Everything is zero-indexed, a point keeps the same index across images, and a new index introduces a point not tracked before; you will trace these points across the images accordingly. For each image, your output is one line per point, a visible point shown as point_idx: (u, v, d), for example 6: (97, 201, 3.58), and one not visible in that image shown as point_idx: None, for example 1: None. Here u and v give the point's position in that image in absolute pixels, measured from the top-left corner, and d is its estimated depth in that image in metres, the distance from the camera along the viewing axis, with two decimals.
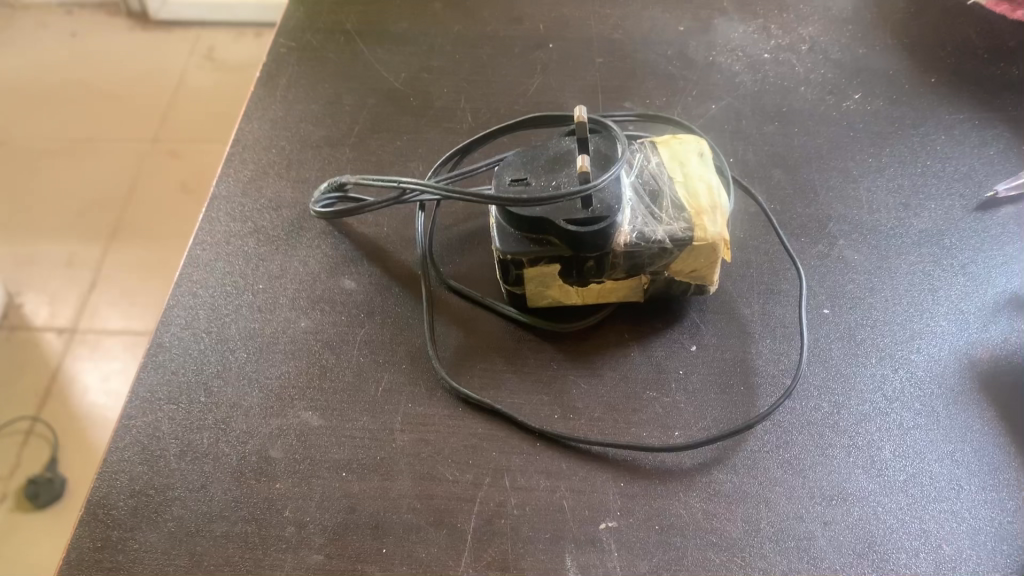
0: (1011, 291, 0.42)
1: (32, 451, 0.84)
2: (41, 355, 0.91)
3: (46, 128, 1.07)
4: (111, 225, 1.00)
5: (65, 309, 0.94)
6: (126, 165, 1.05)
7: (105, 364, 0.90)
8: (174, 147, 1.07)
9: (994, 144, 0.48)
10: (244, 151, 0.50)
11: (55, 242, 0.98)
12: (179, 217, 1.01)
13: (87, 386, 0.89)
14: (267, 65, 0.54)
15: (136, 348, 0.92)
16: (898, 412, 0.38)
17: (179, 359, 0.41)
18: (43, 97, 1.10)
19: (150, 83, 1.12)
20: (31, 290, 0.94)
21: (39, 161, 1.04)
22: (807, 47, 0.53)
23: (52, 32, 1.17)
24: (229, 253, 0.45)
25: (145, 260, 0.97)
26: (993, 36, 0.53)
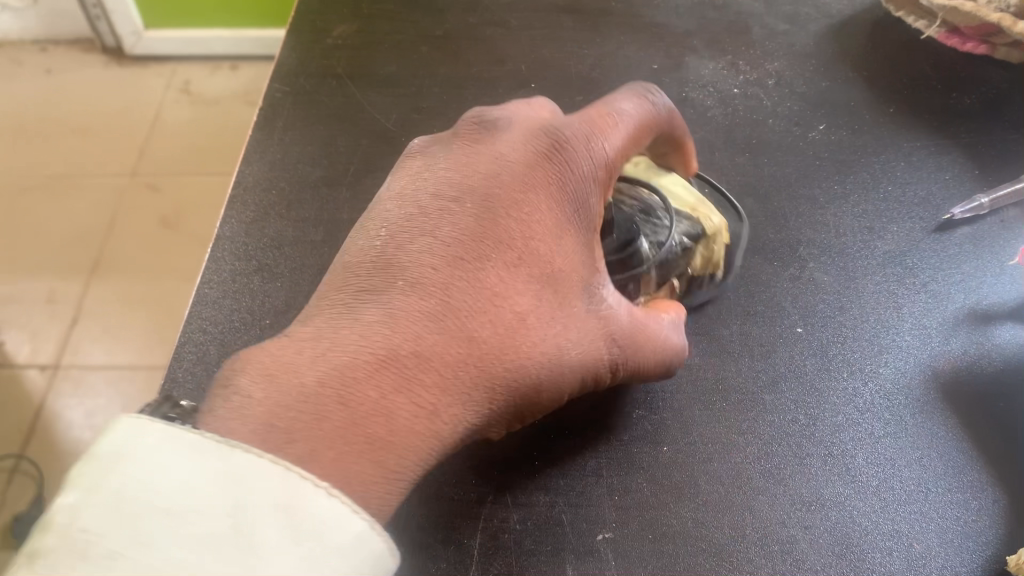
0: (969, 306, 0.45)
1: (19, 489, 0.87)
2: (27, 390, 0.95)
3: (25, 164, 1.12)
4: (93, 260, 1.05)
5: (47, 347, 0.98)
6: (107, 199, 1.10)
7: (89, 401, 0.94)
8: (155, 180, 1.12)
9: (949, 169, 0.51)
10: (245, 194, 0.52)
11: (35, 279, 1.03)
12: (161, 252, 1.06)
13: (72, 421, 0.93)
14: (262, 110, 0.57)
15: (119, 381, 0.96)
16: (870, 422, 0.41)
17: (192, 394, 0.43)
18: (22, 134, 1.15)
19: (128, 118, 1.18)
20: (13, 329, 0.99)
21: (16, 196, 1.09)
22: (773, 81, 0.57)
23: (26, 67, 1.21)
24: (236, 290, 0.48)
25: (126, 293, 1.02)
26: (946, 67, 0.57)
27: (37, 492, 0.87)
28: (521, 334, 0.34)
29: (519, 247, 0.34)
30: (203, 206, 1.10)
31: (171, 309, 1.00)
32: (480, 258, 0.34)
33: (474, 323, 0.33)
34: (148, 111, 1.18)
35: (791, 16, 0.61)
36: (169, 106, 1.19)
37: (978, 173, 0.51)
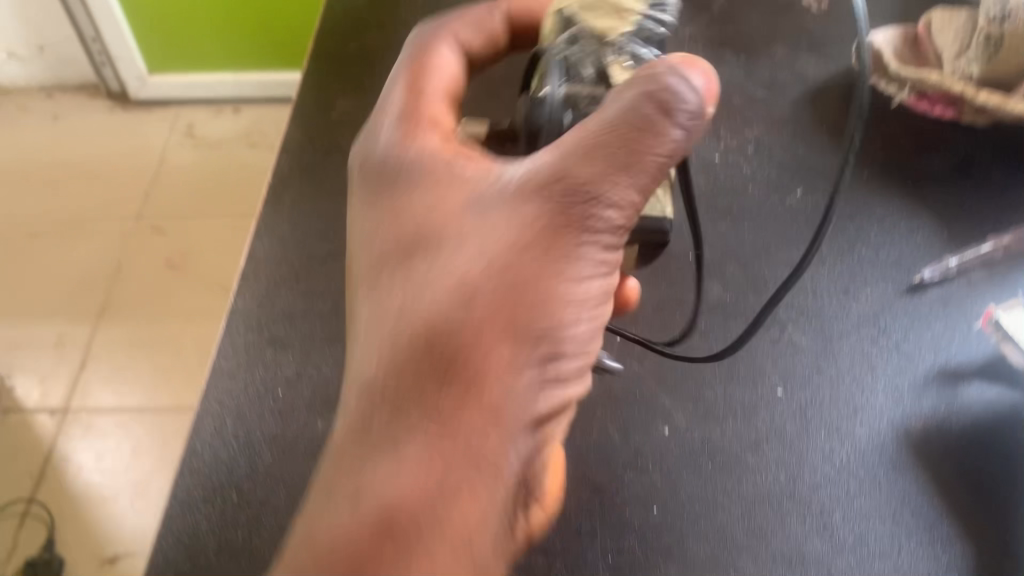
0: (938, 366, 0.48)
1: (29, 534, 0.96)
2: (36, 435, 1.04)
3: (37, 216, 1.25)
4: (100, 304, 1.15)
5: (57, 391, 1.07)
6: (114, 243, 1.22)
7: (97, 443, 1.03)
8: (159, 223, 1.24)
9: (919, 231, 0.55)
10: (257, 267, 0.55)
11: (47, 324, 1.14)
12: (167, 294, 1.16)
13: (82, 464, 1.01)
14: (271, 183, 0.60)
15: (126, 424, 1.04)
16: (846, 480, 0.44)
17: (212, 465, 0.46)
18: (36, 186, 1.29)
19: (135, 164, 1.32)
20: (23, 373, 1.09)
21: (28, 244, 1.22)
22: (753, 148, 0.60)
23: (37, 122, 1.38)
24: (249, 362, 0.51)
25: (131, 334, 1.12)
26: (917, 132, 0.60)
27: (51, 534, 0.96)
28: (454, 283, 0.35)
29: (444, 321, 0.34)
30: (206, 251, 1.21)
31: (176, 351, 1.10)
32: (405, 341, 0.35)
33: (404, 327, 0.35)
34: (152, 157, 1.33)
35: (770, 83, 0.64)
36: (173, 146, 1.35)
37: (947, 236, 0.54)
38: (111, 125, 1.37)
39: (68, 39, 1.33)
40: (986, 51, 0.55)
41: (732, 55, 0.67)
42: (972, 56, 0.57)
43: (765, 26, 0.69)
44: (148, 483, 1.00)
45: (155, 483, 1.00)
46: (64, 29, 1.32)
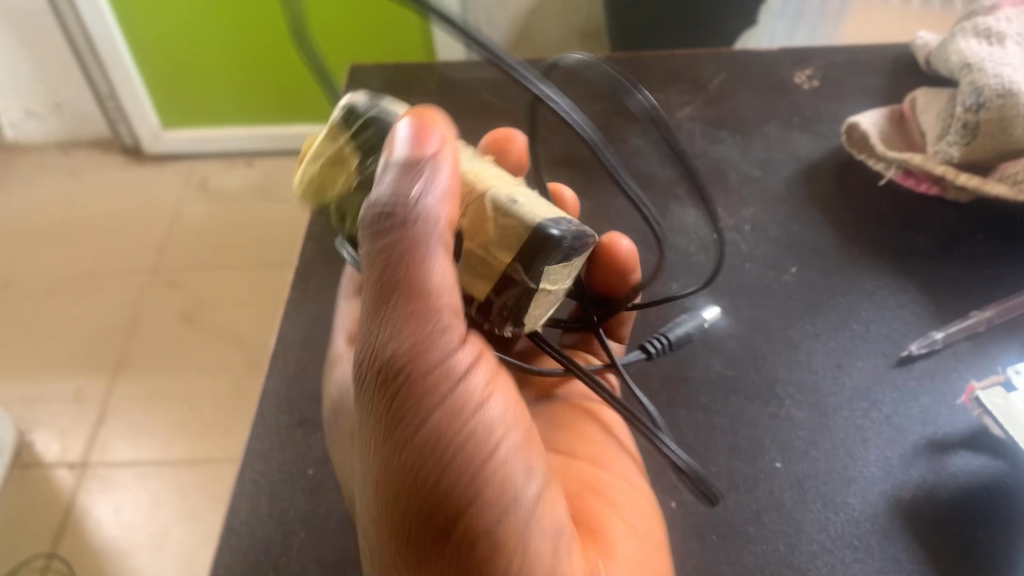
0: (927, 437, 0.51)
1: None
2: (55, 490, 1.06)
3: (55, 272, 1.29)
4: (117, 359, 1.19)
5: (75, 446, 1.10)
6: (130, 297, 1.26)
7: (116, 497, 1.05)
8: (175, 279, 1.29)
9: (908, 306, 0.58)
10: (286, 351, 0.59)
11: (67, 379, 1.17)
12: (183, 349, 1.20)
13: (100, 517, 1.03)
14: (298, 269, 0.64)
15: (143, 478, 1.07)
16: (842, 549, 0.47)
17: (249, 543, 0.49)
18: (55, 240, 1.34)
19: (150, 217, 1.37)
20: (42, 429, 1.11)
21: (45, 297, 1.26)
22: (750, 226, 0.64)
23: (53, 177, 1.43)
24: (281, 442, 0.54)
25: (148, 388, 1.15)
26: (904, 208, 0.64)
27: None
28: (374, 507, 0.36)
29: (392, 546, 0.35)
30: (221, 307, 1.25)
31: (193, 405, 1.13)
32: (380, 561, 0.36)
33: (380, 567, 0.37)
34: (166, 212, 1.38)
35: (764, 162, 0.68)
36: (188, 202, 1.39)
37: (934, 309, 0.58)
38: (128, 180, 1.43)
39: (84, 96, 1.39)
40: (963, 137, 0.59)
41: (728, 135, 0.71)
42: (951, 140, 0.60)
43: (759, 106, 0.73)
44: (167, 535, 1.02)
45: (174, 535, 1.02)
46: (80, 87, 1.37)
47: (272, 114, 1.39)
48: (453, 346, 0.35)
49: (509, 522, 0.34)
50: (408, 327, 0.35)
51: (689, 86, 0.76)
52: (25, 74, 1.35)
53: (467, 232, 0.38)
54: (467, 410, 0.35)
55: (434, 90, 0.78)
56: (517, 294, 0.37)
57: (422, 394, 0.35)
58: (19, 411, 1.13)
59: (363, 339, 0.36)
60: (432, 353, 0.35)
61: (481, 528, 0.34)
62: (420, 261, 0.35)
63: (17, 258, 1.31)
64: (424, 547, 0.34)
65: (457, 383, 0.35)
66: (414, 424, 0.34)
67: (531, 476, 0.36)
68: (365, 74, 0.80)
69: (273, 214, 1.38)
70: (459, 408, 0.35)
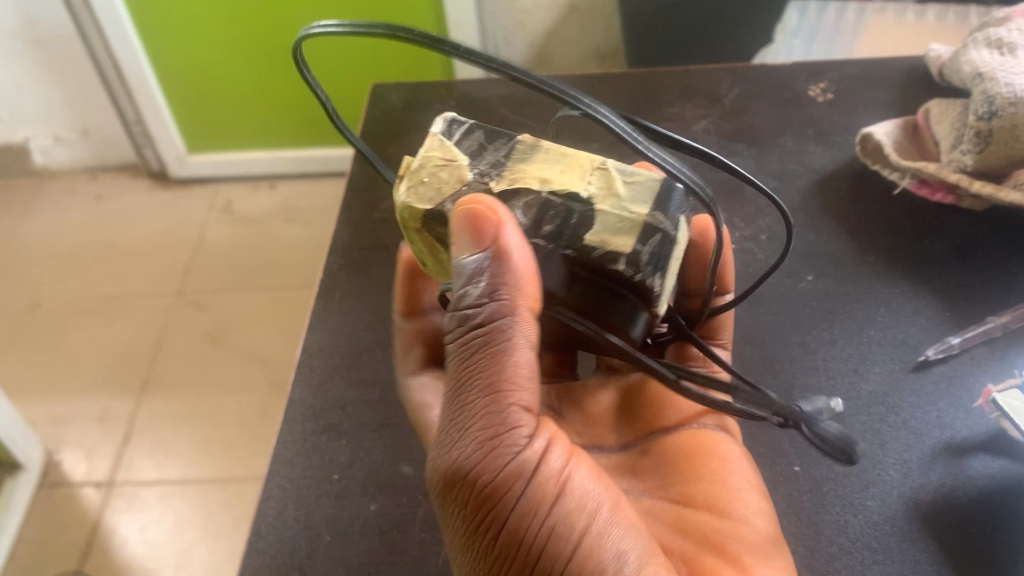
0: (945, 440, 0.52)
1: None
2: (82, 507, 1.07)
3: (82, 294, 1.32)
4: (143, 379, 1.21)
5: (101, 466, 1.11)
6: (156, 318, 1.28)
7: (141, 516, 1.06)
8: (199, 300, 1.31)
9: (924, 312, 0.59)
10: (311, 359, 0.60)
11: (94, 398, 1.19)
12: (208, 368, 1.22)
13: (126, 536, 1.04)
14: (322, 282, 0.65)
15: (168, 496, 1.08)
16: (861, 551, 0.47)
17: (276, 545, 0.51)
18: (81, 263, 1.36)
19: (176, 241, 1.40)
20: (70, 448, 1.13)
21: (72, 320, 1.28)
22: (766, 236, 0.65)
23: (81, 201, 1.46)
24: (307, 448, 0.55)
25: (173, 408, 1.17)
26: (918, 217, 0.65)
27: None
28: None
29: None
30: (244, 327, 1.27)
31: (217, 424, 1.15)
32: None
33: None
34: (192, 235, 1.40)
35: (780, 173, 0.69)
36: (212, 226, 1.42)
37: (950, 315, 0.58)
38: (154, 204, 1.45)
39: (112, 123, 1.42)
40: (976, 145, 0.60)
41: (744, 147, 0.72)
42: (965, 148, 0.61)
43: (774, 118, 0.75)
44: (191, 553, 1.03)
45: (198, 553, 1.03)
46: (108, 113, 1.40)
47: (293, 137, 1.41)
48: (525, 457, 0.37)
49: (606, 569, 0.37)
50: (479, 431, 0.38)
51: (704, 101, 0.77)
52: (55, 104, 1.38)
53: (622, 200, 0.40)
54: (541, 499, 0.37)
55: (454, 107, 0.80)
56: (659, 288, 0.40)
57: (496, 490, 0.37)
58: (47, 431, 1.15)
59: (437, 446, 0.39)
60: (500, 454, 0.37)
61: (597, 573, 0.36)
62: (496, 359, 0.38)
63: (44, 281, 1.34)
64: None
65: (546, 503, 0.37)
66: (503, 537, 0.37)
67: (615, 549, 0.37)
68: (386, 92, 0.82)
69: (295, 236, 1.40)
70: (535, 500, 0.37)
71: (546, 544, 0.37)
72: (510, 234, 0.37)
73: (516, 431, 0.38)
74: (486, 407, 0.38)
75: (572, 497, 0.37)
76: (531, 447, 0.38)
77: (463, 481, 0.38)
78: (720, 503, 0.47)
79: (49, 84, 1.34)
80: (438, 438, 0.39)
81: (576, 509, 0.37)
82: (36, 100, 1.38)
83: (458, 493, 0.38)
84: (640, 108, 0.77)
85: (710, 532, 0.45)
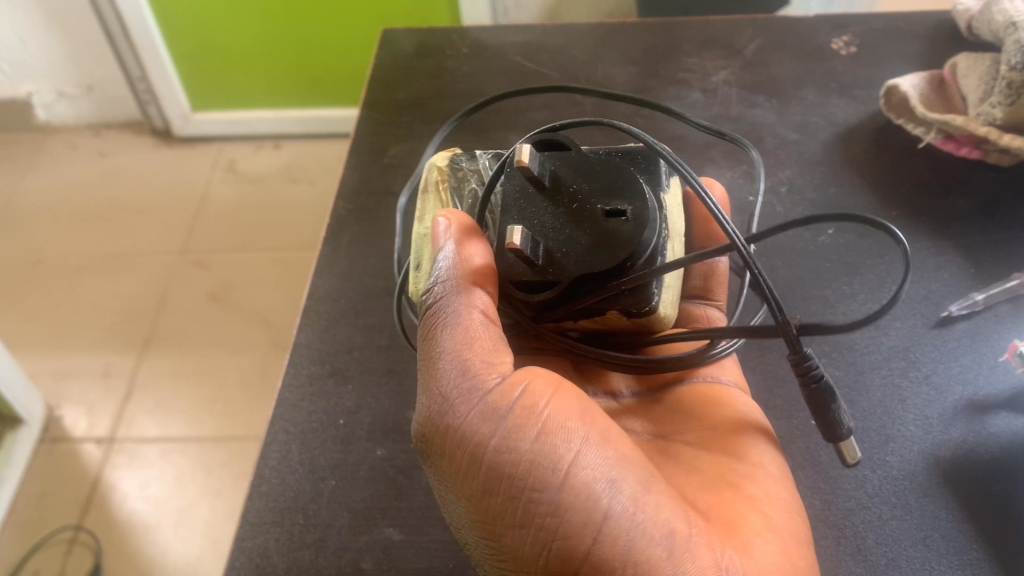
0: (966, 397, 0.50)
1: (77, 559, 0.98)
2: (82, 462, 1.07)
3: (83, 250, 1.30)
4: (145, 336, 1.20)
5: (103, 422, 1.11)
6: (159, 275, 1.27)
7: (143, 472, 1.06)
8: (203, 258, 1.29)
9: (947, 268, 0.57)
10: (318, 305, 0.59)
11: (94, 354, 1.18)
12: (211, 326, 1.21)
13: (127, 492, 1.04)
14: (329, 227, 0.64)
15: (170, 453, 1.07)
16: (878, 506, 0.46)
17: (278, 489, 0.49)
18: (82, 219, 1.35)
19: (180, 198, 1.38)
20: (70, 404, 1.12)
21: (74, 275, 1.27)
22: (786, 188, 0.63)
23: (84, 154, 1.45)
24: (312, 393, 0.54)
25: (174, 365, 1.16)
26: (944, 172, 0.63)
27: (97, 560, 0.98)
28: (487, 534, 0.37)
29: (519, 556, 0.36)
30: (247, 285, 1.26)
31: (220, 382, 1.14)
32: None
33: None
34: (196, 192, 1.39)
35: (802, 126, 0.68)
36: (216, 184, 1.40)
37: (974, 271, 0.57)
38: (159, 159, 1.44)
39: (115, 79, 1.39)
40: (1007, 97, 0.58)
41: (764, 99, 0.70)
42: (994, 101, 0.59)
43: (795, 71, 0.73)
44: (192, 510, 1.02)
45: (198, 510, 1.02)
46: (111, 70, 1.37)
47: (296, 96, 1.39)
48: (508, 415, 0.37)
49: (598, 518, 0.35)
50: (461, 388, 0.39)
51: (724, 52, 0.75)
52: (57, 60, 1.35)
53: (560, 185, 0.42)
54: (518, 440, 0.37)
55: (465, 53, 0.78)
56: (627, 219, 0.40)
57: (470, 445, 0.37)
58: (49, 387, 1.14)
59: (416, 414, 0.41)
60: (473, 402, 0.38)
61: (586, 522, 0.35)
62: (467, 325, 0.41)
63: (45, 235, 1.33)
64: (546, 539, 0.36)
65: (530, 448, 0.36)
66: (495, 485, 0.36)
67: (606, 484, 0.36)
68: (396, 37, 0.80)
69: (300, 194, 1.38)
70: (508, 445, 0.37)
71: (527, 491, 0.36)
72: (478, 245, 0.43)
73: (487, 381, 0.39)
74: (461, 369, 0.40)
75: (552, 436, 0.36)
76: (503, 396, 0.38)
77: (445, 456, 0.38)
78: (734, 445, 0.45)
79: (51, 41, 1.32)
80: (417, 406, 0.41)
81: (553, 450, 0.36)
82: (36, 53, 1.34)
83: (449, 450, 0.38)
84: (657, 58, 0.75)
85: (726, 465, 0.44)
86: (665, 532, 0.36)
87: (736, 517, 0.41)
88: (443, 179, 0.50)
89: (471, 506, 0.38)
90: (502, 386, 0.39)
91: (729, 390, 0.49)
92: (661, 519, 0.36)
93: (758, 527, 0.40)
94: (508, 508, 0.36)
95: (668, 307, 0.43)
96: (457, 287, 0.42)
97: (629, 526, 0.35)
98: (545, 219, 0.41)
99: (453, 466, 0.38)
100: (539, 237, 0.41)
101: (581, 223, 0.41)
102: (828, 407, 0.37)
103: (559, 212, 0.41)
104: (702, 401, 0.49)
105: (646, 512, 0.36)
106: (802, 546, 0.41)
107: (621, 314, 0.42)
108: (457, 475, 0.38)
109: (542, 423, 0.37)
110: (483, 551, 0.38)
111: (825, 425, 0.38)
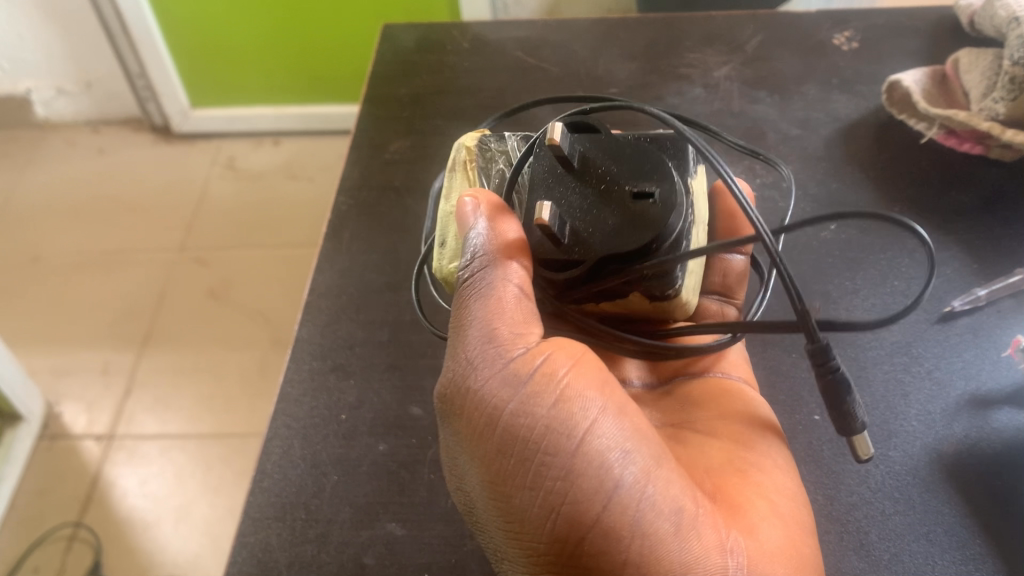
0: (968, 392, 0.50)
1: (77, 557, 0.98)
2: (82, 459, 1.06)
3: (83, 247, 1.30)
4: (145, 333, 1.19)
5: (102, 419, 1.10)
6: (159, 272, 1.27)
7: (142, 469, 1.05)
8: (202, 255, 1.29)
9: (950, 263, 0.57)
10: (319, 300, 0.59)
11: (94, 351, 1.17)
12: (210, 322, 1.20)
13: (127, 489, 1.04)
14: (330, 223, 0.64)
15: (170, 450, 1.07)
16: (881, 501, 0.46)
17: (279, 484, 0.49)
18: (81, 215, 1.35)
19: (179, 195, 1.38)
20: (69, 401, 1.12)
21: (73, 272, 1.27)
22: (788, 184, 0.63)
23: (83, 151, 1.44)
24: (314, 388, 0.54)
25: (174, 361, 1.16)
26: (946, 167, 0.63)
27: (96, 557, 0.98)
28: (498, 499, 0.38)
29: (525, 522, 0.36)
30: (247, 282, 1.26)
31: (219, 379, 1.14)
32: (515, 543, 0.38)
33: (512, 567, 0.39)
34: (195, 189, 1.38)
35: (804, 122, 0.68)
36: (215, 181, 1.39)
37: (977, 267, 0.57)
38: (159, 156, 1.43)
39: (114, 76, 1.39)
40: (1010, 92, 0.58)
41: (766, 95, 0.70)
42: (998, 95, 0.59)
43: (797, 66, 0.72)
44: (191, 507, 1.02)
45: (198, 507, 1.02)
46: (109, 67, 1.37)
47: (296, 92, 1.39)
48: (528, 380, 0.38)
49: (608, 486, 0.35)
50: (482, 353, 0.40)
51: (726, 47, 0.75)
52: (55, 57, 1.35)
53: (589, 165, 0.42)
54: (536, 404, 0.37)
55: (466, 49, 0.77)
56: (655, 200, 0.40)
57: (488, 407, 0.38)
58: (48, 384, 1.14)
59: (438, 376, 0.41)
60: (493, 368, 0.39)
61: (596, 487, 0.35)
62: (500, 300, 0.41)
63: (44, 232, 1.33)
64: (554, 502, 0.36)
65: (547, 412, 0.37)
66: (510, 445, 0.37)
67: (620, 453, 0.36)
68: (397, 32, 0.80)
69: (300, 191, 1.37)
70: (526, 409, 0.37)
71: (542, 452, 0.36)
72: (511, 222, 0.42)
73: (511, 349, 0.39)
74: (482, 336, 0.40)
75: (570, 402, 0.37)
76: (525, 363, 0.39)
77: (462, 418, 0.39)
78: (742, 434, 0.45)
79: (50, 39, 1.32)
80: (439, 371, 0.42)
81: (570, 415, 0.37)
82: (35, 49, 1.34)
83: (467, 411, 0.39)
84: (659, 54, 0.75)
85: (732, 453, 0.44)
86: (673, 507, 0.36)
87: (743, 503, 0.41)
88: (472, 158, 0.50)
89: (483, 467, 0.38)
90: (524, 354, 0.39)
91: (740, 385, 0.49)
92: (671, 495, 0.36)
93: (764, 512, 0.40)
94: (520, 469, 0.37)
95: (690, 293, 0.43)
96: (494, 263, 0.41)
97: (638, 497, 0.35)
98: (572, 198, 0.41)
99: (472, 427, 0.39)
100: (565, 216, 0.40)
101: (609, 204, 0.40)
102: (844, 400, 0.37)
103: (586, 191, 0.41)
104: (714, 394, 0.49)
105: (657, 486, 0.36)
106: (806, 532, 0.40)
107: (644, 297, 0.43)
108: (473, 437, 0.38)
109: (561, 390, 0.38)
110: (490, 519, 0.38)
111: (838, 416, 0.38)
